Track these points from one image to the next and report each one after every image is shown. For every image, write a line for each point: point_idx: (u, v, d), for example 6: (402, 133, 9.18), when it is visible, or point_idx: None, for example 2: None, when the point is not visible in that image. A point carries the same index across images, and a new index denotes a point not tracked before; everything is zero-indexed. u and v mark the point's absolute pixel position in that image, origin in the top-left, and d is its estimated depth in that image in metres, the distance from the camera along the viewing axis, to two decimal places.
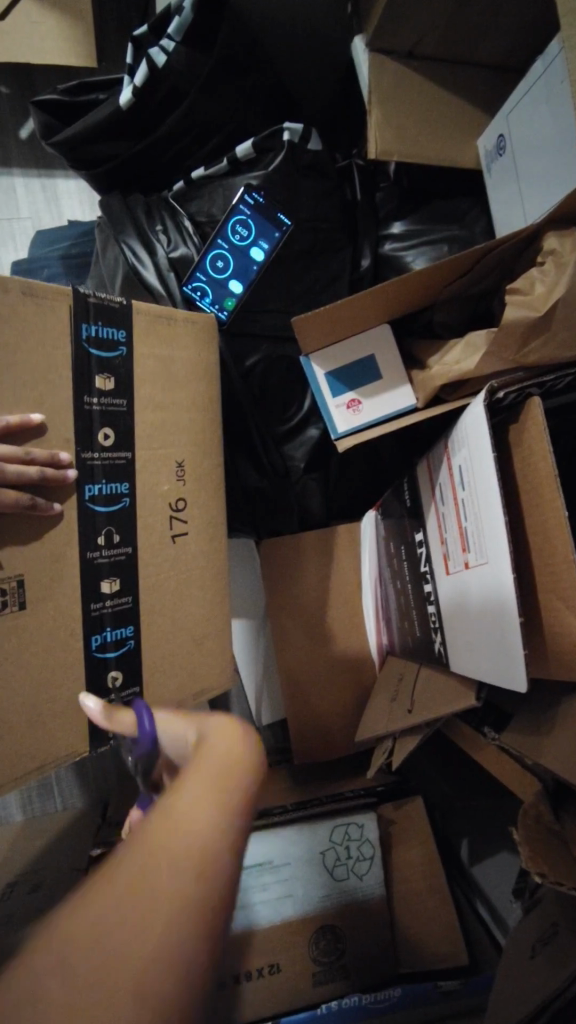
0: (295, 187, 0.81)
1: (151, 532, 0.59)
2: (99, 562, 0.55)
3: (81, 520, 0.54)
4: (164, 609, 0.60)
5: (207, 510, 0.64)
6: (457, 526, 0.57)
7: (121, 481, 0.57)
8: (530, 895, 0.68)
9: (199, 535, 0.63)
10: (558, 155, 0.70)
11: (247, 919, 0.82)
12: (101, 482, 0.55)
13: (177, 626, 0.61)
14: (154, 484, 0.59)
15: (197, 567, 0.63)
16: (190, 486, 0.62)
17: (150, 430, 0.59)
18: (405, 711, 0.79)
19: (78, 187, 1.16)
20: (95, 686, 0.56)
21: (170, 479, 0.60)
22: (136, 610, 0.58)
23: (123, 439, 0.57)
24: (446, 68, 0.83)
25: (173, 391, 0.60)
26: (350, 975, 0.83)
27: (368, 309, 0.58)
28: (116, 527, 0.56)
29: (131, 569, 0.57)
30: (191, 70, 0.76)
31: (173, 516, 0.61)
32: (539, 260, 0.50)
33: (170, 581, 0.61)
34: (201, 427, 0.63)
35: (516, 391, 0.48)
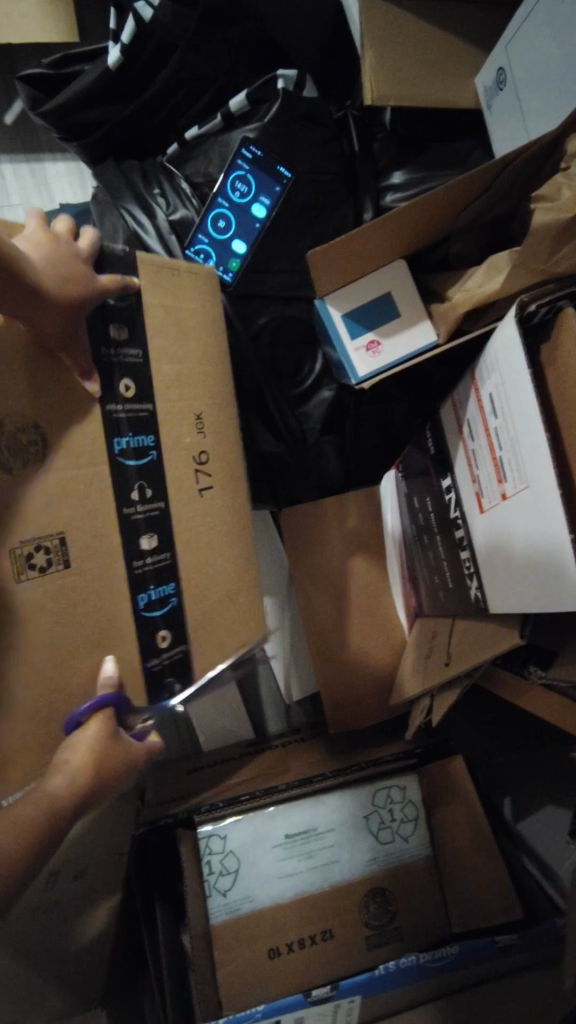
0: (292, 138, 0.79)
1: (181, 487, 0.57)
2: (136, 520, 0.54)
3: (114, 477, 0.53)
4: (194, 569, 0.58)
5: (228, 464, 0.62)
6: (491, 459, 0.55)
7: (147, 433, 0.55)
8: None
9: (223, 485, 0.61)
10: (563, 80, 0.68)
11: (296, 887, 0.81)
12: (129, 436, 0.54)
13: (208, 592, 0.59)
14: (176, 440, 0.57)
15: (222, 524, 0.61)
16: (209, 434, 0.60)
17: (167, 376, 0.57)
18: (443, 664, 0.77)
19: (67, 168, 1.14)
20: (146, 647, 0.55)
21: (191, 430, 0.59)
22: (175, 568, 0.56)
23: (145, 389, 0.55)
24: (438, 5, 0.81)
25: (185, 339, 0.59)
26: (403, 937, 0.81)
27: (383, 241, 0.56)
28: (149, 484, 0.55)
29: (166, 524, 0.56)
30: (178, 23, 0.75)
31: (198, 469, 0.59)
32: (562, 167, 0.49)
33: (199, 535, 0.58)
34: (215, 380, 0.61)
35: (548, 303, 0.46)
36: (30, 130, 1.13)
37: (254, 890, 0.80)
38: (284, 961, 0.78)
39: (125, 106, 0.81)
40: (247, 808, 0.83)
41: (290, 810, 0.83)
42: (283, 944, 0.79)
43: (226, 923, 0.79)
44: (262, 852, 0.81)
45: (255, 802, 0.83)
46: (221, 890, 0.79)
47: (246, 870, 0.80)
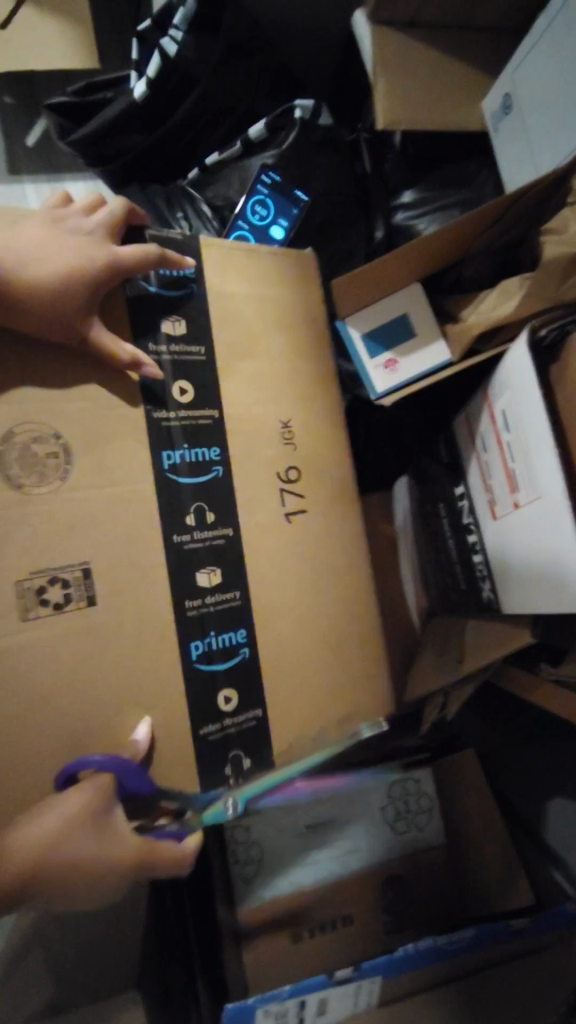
0: (309, 163, 0.83)
1: (263, 505, 0.56)
2: (193, 548, 0.53)
3: (166, 493, 0.52)
4: (276, 591, 0.56)
5: (327, 487, 0.60)
6: (503, 470, 0.59)
7: (212, 446, 0.54)
8: None
9: (316, 510, 0.59)
10: (569, 106, 0.72)
11: (317, 875, 0.85)
12: (182, 450, 0.53)
13: (296, 626, 0.56)
14: (256, 455, 0.57)
15: (318, 552, 0.58)
16: (301, 450, 0.59)
17: (242, 387, 0.57)
18: (457, 661, 0.81)
19: (86, 187, 1.17)
20: (205, 705, 0.52)
21: (276, 443, 0.58)
22: (246, 606, 0.54)
23: (204, 397, 0.55)
24: (446, 34, 0.85)
25: (264, 340, 0.59)
26: (420, 922, 0.85)
27: (402, 268, 0.60)
28: (208, 504, 0.54)
29: (233, 555, 0.54)
30: (202, 56, 0.79)
31: (284, 486, 0.57)
32: (570, 201, 0.53)
33: (287, 557, 0.57)
34: (305, 390, 0.60)
35: (557, 327, 0.51)
36: (51, 151, 1.17)
37: (278, 878, 0.84)
38: (308, 946, 0.82)
39: (150, 134, 0.86)
40: (270, 800, 0.86)
41: (310, 802, 0.87)
42: (306, 929, 0.82)
43: (252, 909, 0.82)
44: (285, 840, 0.86)
45: (276, 795, 0.87)
46: (246, 877, 0.83)
47: (268, 857, 0.85)
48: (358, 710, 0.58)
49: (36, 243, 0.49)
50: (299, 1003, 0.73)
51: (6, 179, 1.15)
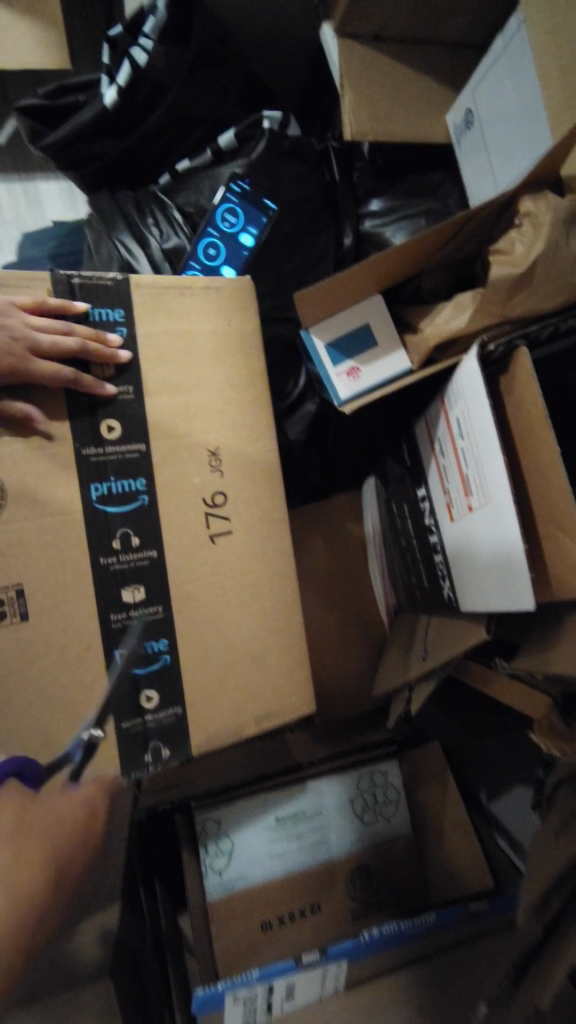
0: (277, 172, 0.85)
1: (187, 528, 0.62)
2: (115, 567, 0.60)
3: (97, 521, 0.59)
4: (198, 604, 0.63)
5: (254, 511, 0.66)
6: (459, 475, 0.62)
7: (137, 477, 0.61)
8: (547, 802, 0.68)
9: (240, 530, 0.65)
10: (523, 125, 0.75)
11: (287, 866, 0.87)
12: (110, 482, 0.60)
13: (220, 640, 0.63)
14: (182, 481, 0.62)
15: (245, 567, 0.65)
16: (229, 478, 0.65)
17: (172, 415, 0.62)
18: (421, 657, 0.84)
19: (60, 187, 1.18)
20: (130, 705, 0.59)
21: (204, 471, 0.63)
22: (168, 622, 0.61)
23: (132, 432, 0.61)
24: (411, 49, 0.88)
25: (198, 371, 0.64)
26: (386, 906, 0.88)
27: (362, 281, 0.62)
28: (134, 530, 0.61)
29: (156, 574, 0.61)
30: (170, 65, 0.80)
31: (210, 514, 0.64)
32: (517, 221, 0.56)
33: (213, 578, 0.63)
34: (239, 419, 0.65)
35: (505, 342, 0.54)
36: (23, 150, 1.17)
37: (247, 869, 0.86)
38: (277, 934, 0.85)
39: (121, 140, 0.87)
40: (241, 796, 0.89)
41: (280, 795, 0.90)
42: (275, 917, 0.85)
43: (222, 898, 0.85)
44: (254, 834, 0.88)
45: (246, 790, 0.90)
46: (217, 869, 0.85)
47: (240, 850, 0.87)
48: (289, 710, 0.66)
49: None
50: (266, 988, 0.76)
51: None
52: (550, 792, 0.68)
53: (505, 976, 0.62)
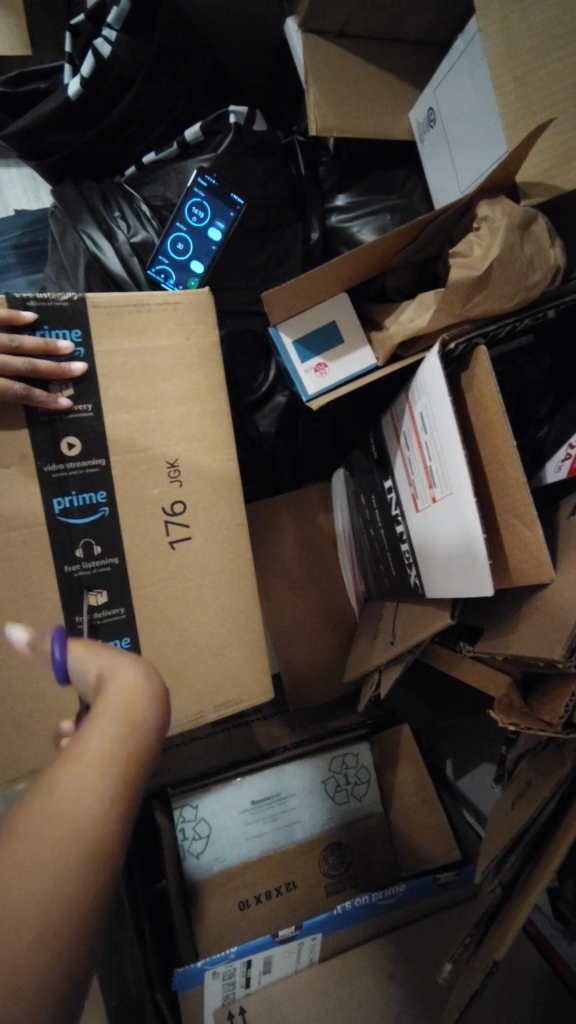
0: (243, 167, 0.86)
1: (148, 537, 0.65)
2: (80, 574, 0.62)
3: (59, 532, 0.61)
4: (167, 595, 0.66)
5: (216, 512, 0.67)
6: (423, 467, 0.65)
7: (98, 490, 0.62)
8: (508, 775, 0.71)
9: (202, 534, 0.67)
10: (480, 125, 0.77)
11: (262, 847, 0.90)
12: (72, 495, 0.61)
13: (184, 634, 0.67)
14: (142, 489, 0.64)
15: (210, 562, 0.68)
16: (187, 488, 0.66)
17: (130, 433, 0.63)
18: (388, 643, 0.87)
19: (21, 175, 1.16)
20: None
21: (163, 482, 0.65)
22: (129, 623, 0.65)
23: (92, 447, 0.62)
24: (374, 45, 0.89)
25: (156, 388, 0.64)
26: (358, 881, 0.92)
27: (328, 280, 0.63)
28: (96, 539, 0.63)
29: (118, 579, 0.64)
30: (134, 58, 0.79)
31: (169, 521, 0.65)
32: (475, 226, 0.58)
33: (179, 573, 0.66)
34: (204, 418, 0.66)
35: (465, 340, 0.56)
36: None
37: (225, 851, 0.89)
38: (253, 911, 0.88)
39: (86, 131, 0.86)
40: (216, 783, 0.91)
41: (255, 779, 0.92)
42: (252, 896, 0.88)
43: (201, 878, 0.87)
44: (230, 818, 0.90)
45: (221, 777, 0.92)
46: (195, 852, 0.88)
47: (217, 833, 0.89)
48: (247, 697, 0.71)
49: None
50: (245, 963, 0.79)
51: None
52: (511, 766, 0.72)
53: (467, 936, 0.66)
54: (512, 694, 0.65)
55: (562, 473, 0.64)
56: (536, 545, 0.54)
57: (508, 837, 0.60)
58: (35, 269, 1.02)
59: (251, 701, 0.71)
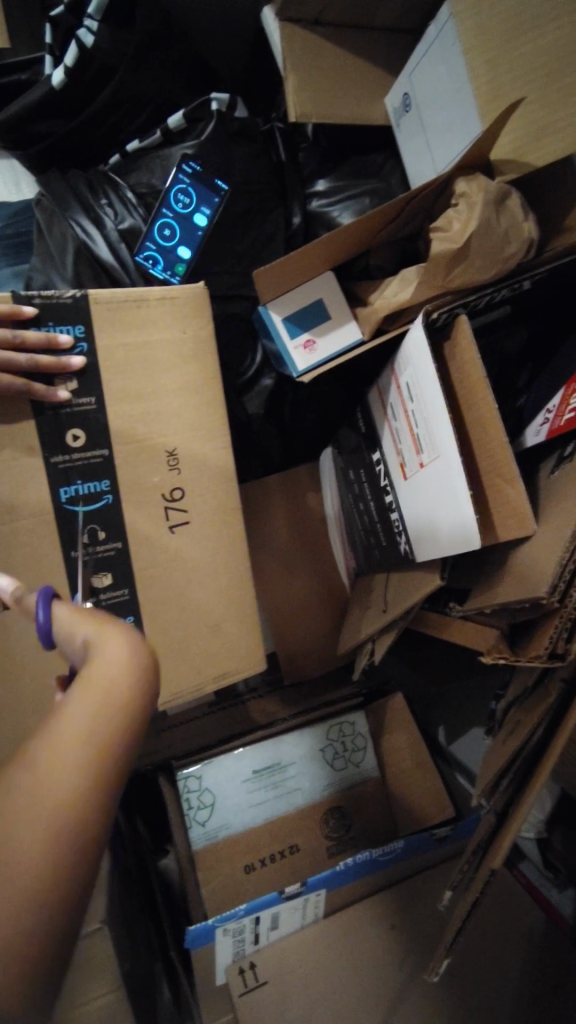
0: (227, 153, 0.88)
1: (149, 514, 0.67)
2: (86, 559, 0.65)
3: (65, 519, 0.64)
4: (168, 569, 0.69)
5: (213, 486, 0.70)
6: (410, 435, 0.68)
7: (101, 479, 0.65)
8: (499, 726, 0.75)
9: (199, 516, 0.70)
10: (454, 108, 0.80)
11: (265, 813, 0.93)
12: (77, 484, 0.64)
13: (185, 603, 0.70)
14: (143, 470, 0.67)
15: (209, 537, 0.70)
16: (185, 475, 0.69)
17: (132, 422, 0.66)
18: (381, 610, 0.90)
19: (1, 167, 1.17)
20: None
21: (163, 470, 0.67)
22: (132, 603, 0.67)
23: (95, 437, 0.64)
24: (349, 32, 0.91)
25: (156, 379, 0.66)
26: (358, 842, 0.96)
27: (315, 259, 0.66)
28: (101, 525, 0.65)
29: (123, 563, 0.67)
30: (116, 46, 0.81)
31: (169, 507, 0.68)
32: (453, 201, 0.61)
33: (180, 550, 0.69)
34: (198, 398, 0.69)
35: (448, 309, 0.60)
36: None
37: (229, 819, 0.92)
38: (259, 874, 0.91)
39: (69, 121, 0.88)
40: (217, 752, 0.94)
41: (256, 749, 0.95)
42: (257, 860, 0.92)
43: (207, 845, 0.90)
44: (233, 787, 0.93)
45: (222, 748, 0.95)
46: (200, 820, 0.90)
47: (221, 802, 0.92)
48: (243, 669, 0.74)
49: None
50: (253, 920, 0.82)
51: None
52: (500, 717, 0.76)
53: (466, 863, 0.72)
54: (500, 646, 0.69)
55: (541, 436, 0.68)
56: (519, 501, 0.57)
57: (499, 771, 0.64)
58: (19, 260, 1.03)
59: (246, 670, 0.74)
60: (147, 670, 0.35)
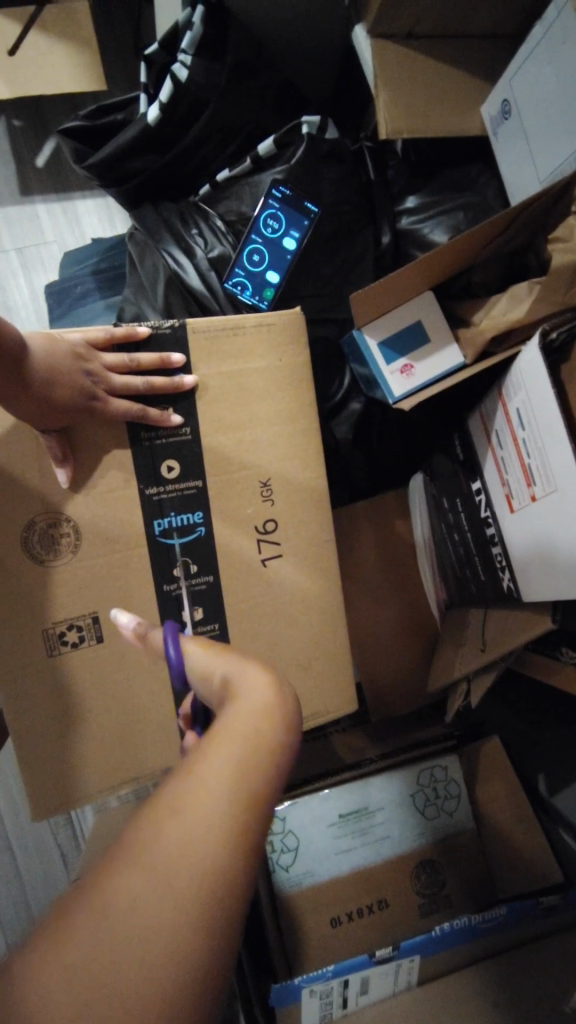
0: (317, 175, 0.86)
1: (240, 549, 0.65)
2: (177, 592, 0.63)
3: (157, 552, 0.62)
4: (256, 605, 0.66)
5: (305, 519, 0.67)
6: (520, 465, 0.63)
7: (195, 512, 0.63)
8: None
9: (290, 548, 0.67)
10: (564, 112, 0.74)
11: (353, 862, 0.88)
12: (171, 516, 0.63)
13: (276, 644, 0.67)
14: (236, 503, 0.65)
15: (298, 573, 0.67)
16: (279, 506, 0.66)
17: (225, 454, 0.64)
18: (480, 649, 0.83)
19: (96, 204, 1.21)
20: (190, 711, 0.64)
21: (255, 501, 0.65)
22: (223, 638, 0.65)
23: (189, 469, 0.63)
24: (444, 43, 0.88)
25: (250, 409, 0.64)
26: (452, 903, 0.88)
27: (415, 279, 0.62)
28: (193, 558, 0.64)
29: (214, 596, 0.64)
30: (209, 78, 0.82)
31: (261, 538, 0.65)
32: (574, 209, 0.56)
33: (269, 586, 0.66)
34: (290, 428, 0.66)
35: (566, 330, 0.54)
36: (61, 169, 1.21)
37: (314, 866, 0.87)
38: (345, 929, 0.86)
39: (163, 155, 0.89)
40: (302, 792, 0.89)
41: (343, 791, 0.90)
42: (343, 913, 0.86)
43: (291, 894, 0.86)
44: (319, 831, 0.88)
45: (308, 787, 0.90)
46: (284, 865, 0.86)
47: (305, 847, 0.87)
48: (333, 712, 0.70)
49: (36, 383, 0.56)
50: (342, 982, 0.77)
51: (19, 202, 1.20)
52: None
53: None
54: None
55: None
56: None
57: None
58: (112, 292, 1.05)
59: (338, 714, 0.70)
60: (284, 707, 0.39)
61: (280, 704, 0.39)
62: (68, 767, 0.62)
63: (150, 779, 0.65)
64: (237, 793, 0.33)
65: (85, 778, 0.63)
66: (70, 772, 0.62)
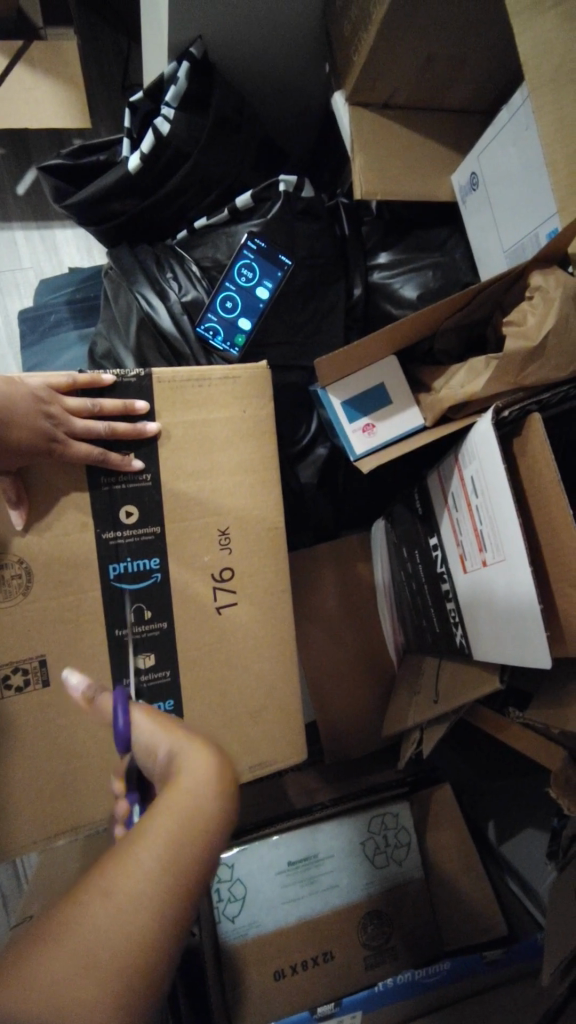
0: (291, 228, 0.88)
1: (196, 597, 0.65)
2: (129, 638, 0.63)
3: (110, 596, 0.62)
4: (209, 654, 0.66)
5: (262, 569, 0.68)
6: (473, 529, 0.65)
7: (151, 558, 0.63)
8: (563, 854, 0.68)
9: (246, 598, 0.67)
10: (527, 192, 0.78)
11: (299, 913, 0.87)
12: (127, 560, 0.63)
13: (227, 692, 0.67)
14: (194, 551, 0.65)
15: (253, 623, 0.67)
16: (236, 555, 0.67)
17: (185, 503, 0.64)
18: (432, 701, 0.84)
19: (75, 234, 1.22)
20: None
21: (213, 549, 0.66)
22: (173, 684, 0.65)
23: (148, 514, 0.63)
24: (419, 114, 0.92)
25: (212, 460, 0.65)
26: (398, 955, 0.88)
27: (379, 345, 0.65)
28: (146, 605, 0.63)
29: (166, 643, 0.64)
30: (191, 134, 0.83)
31: (218, 587, 0.66)
32: (530, 293, 0.59)
33: (223, 634, 0.66)
34: (252, 479, 0.67)
35: (518, 408, 0.56)
36: (41, 197, 1.21)
37: (260, 916, 0.86)
38: (289, 982, 0.85)
39: (142, 199, 0.91)
40: (251, 838, 0.88)
41: (293, 837, 0.89)
42: (288, 965, 0.85)
43: (235, 945, 0.84)
44: (267, 880, 0.87)
45: (258, 832, 0.89)
46: (230, 915, 0.85)
47: (252, 896, 0.86)
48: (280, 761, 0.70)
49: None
50: None
51: None
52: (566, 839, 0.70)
53: None
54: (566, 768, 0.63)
55: None
56: None
57: None
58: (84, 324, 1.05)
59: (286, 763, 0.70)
60: (229, 789, 0.38)
61: (224, 788, 0.37)
62: (4, 814, 0.61)
63: (89, 827, 0.64)
64: (164, 883, 0.33)
65: (21, 825, 0.61)
66: (7, 819, 0.61)
